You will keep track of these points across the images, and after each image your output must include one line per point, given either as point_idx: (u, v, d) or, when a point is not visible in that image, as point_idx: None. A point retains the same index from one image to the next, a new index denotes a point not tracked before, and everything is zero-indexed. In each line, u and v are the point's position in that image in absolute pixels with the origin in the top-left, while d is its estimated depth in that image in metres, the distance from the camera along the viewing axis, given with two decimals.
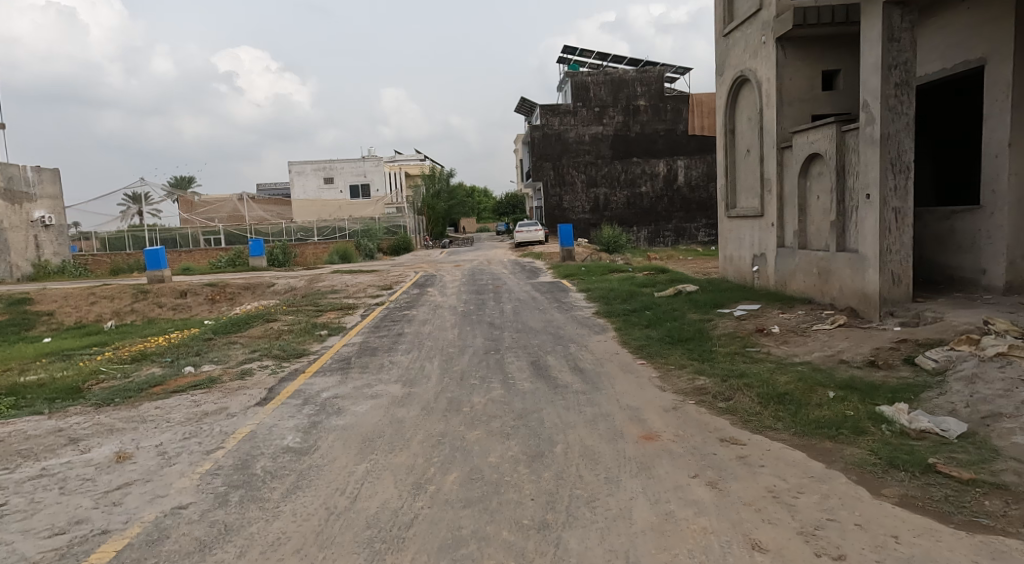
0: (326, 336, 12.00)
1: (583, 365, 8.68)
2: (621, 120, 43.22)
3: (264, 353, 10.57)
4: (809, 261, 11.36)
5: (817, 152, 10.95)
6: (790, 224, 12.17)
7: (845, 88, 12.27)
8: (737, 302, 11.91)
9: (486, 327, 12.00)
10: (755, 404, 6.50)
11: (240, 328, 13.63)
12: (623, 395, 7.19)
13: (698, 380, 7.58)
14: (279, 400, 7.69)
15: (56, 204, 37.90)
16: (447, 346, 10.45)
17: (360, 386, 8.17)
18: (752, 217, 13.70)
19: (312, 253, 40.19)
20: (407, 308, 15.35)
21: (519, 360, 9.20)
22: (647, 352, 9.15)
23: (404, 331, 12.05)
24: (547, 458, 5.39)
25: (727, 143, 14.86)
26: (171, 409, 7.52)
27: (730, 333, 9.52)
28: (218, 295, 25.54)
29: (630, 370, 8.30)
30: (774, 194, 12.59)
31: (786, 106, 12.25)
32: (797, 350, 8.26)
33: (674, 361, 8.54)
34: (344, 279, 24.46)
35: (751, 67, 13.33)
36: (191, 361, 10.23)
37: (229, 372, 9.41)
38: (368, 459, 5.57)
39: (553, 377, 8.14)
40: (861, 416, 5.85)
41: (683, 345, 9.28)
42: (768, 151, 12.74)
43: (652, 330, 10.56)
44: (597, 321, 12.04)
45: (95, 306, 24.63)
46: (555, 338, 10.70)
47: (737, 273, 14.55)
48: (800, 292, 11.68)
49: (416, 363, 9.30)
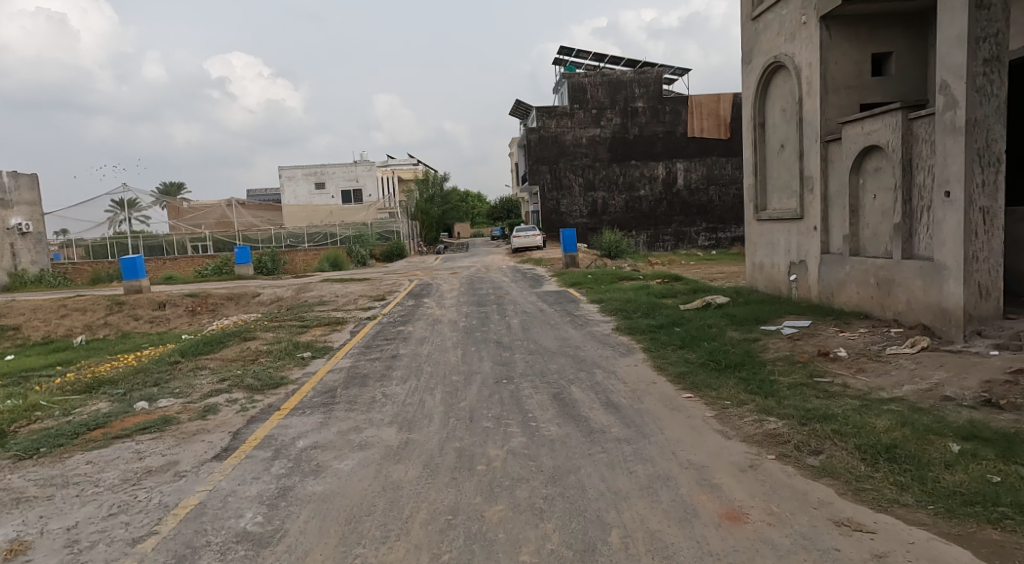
0: (310, 360, 10.42)
1: (617, 401, 7.15)
2: (619, 122, 41.75)
3: (233, 383, 8.97)
4: (864, 270, 9.89)
5: (875, 144, 9.49)
6: (838, 229, 10.71)
7: (898, 72, 10.76)
8: (780, 316, 10.41)
9: (493, 348, 10.45)
10: (859, 462, 4.99)
11: (212, 349, 12.01)
12: (679, 446, 5.67)
13: (768, 424, 6.06)
14: (242, 452, 6.12)
15: (34, 211, 36.22)
16: (450, 373, 8.89)
17: (346, 430, 6.62)
18: (788, 219, 12.23)
19: (302, 261, 38.39)
20: (402, 323, 13.76)
21: (537, 393, 7.65)
22: (692, 382, 7.63)
23: (398, 353, 10.49)
24: (604, 557, 3.89)
25: (757, 139, 13.42)
26: (106, 467, 5.96)
27: (787, 358, 8.01)
28: (199, 306, 23.91)
29: (678, 409, 6.77)
30: (817, 194, 11.12)
31: (830, 94, 10.83)
32: (881, 382, 6.75)
33: (728, 395, 7.02)
34: (334, 289, 22.89)
35: (787, 51, 11.87)
36: (146, 394, 8.63)
37: (188, 410, 7.83)
38: (353, 557, 4.04)
39: (585, 417, 6.61)
40: (1018, 486, 4.36)
41: (734, 374, 7.78)
42: (810, 147, 11.29)
43: (690, 352, 9.04)
44: (619, 339, 10.54)
45: (66, 319, 23.14)
46: (577, 362, 9.16)
47: (770, 282, 13.08)
48: (852, 305, 10.21)
49: (414, 397, 7.75)
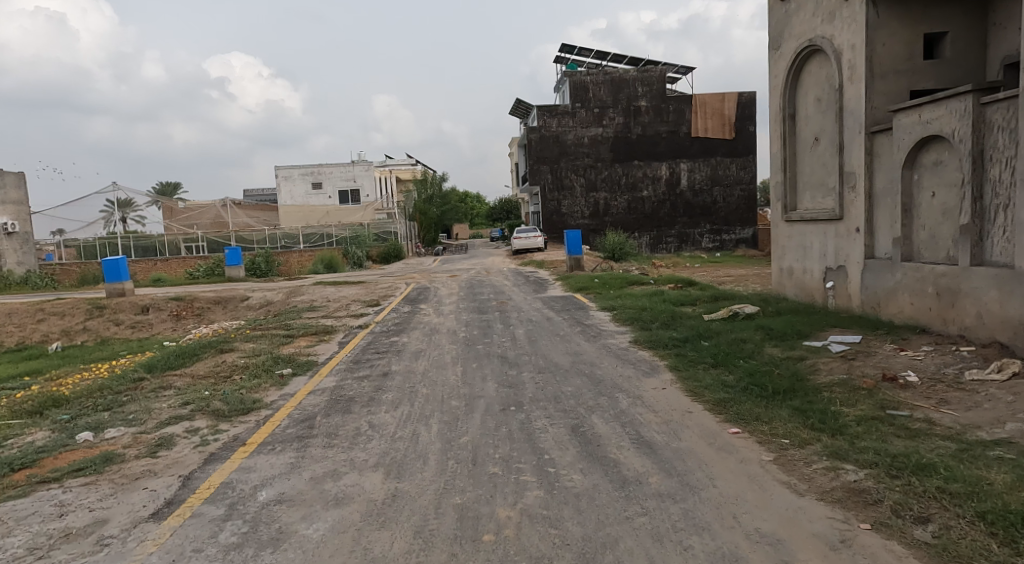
0: (290, 378, 9.19)
1: (650, 437, 5.93)
2: (622, 122, 40.51)
3: (197, 409, 7.71)
4: (920, 278, 8.70)
5: (935, 134, 8.30)
6: (886, 231, 9.51)
7: (953, 56, 9.59)
8: (822, 330, 9.19)
9: (498, 365, 9.24)
10: (989, 540, 3.80)
11: (183, 364, 10.74)
12: (740, 507, 4.47)
13: (845, 475, 4.83)
14: (187, 509, 4.87)
15: (20, 210, 35.10)
16: (448, 398, 7.66)
17: (322, 475, 5.41)
18: (825, 219, 11.03)
19: (296, 262, 37.15)
20: (395, 333, 12.52)
21: (551, 425, 6.43)
22: (736, 413, 6.41)
23: (390, 370, 9.27)
24: None
25: (787, 131, 12.22)
26: (13, 529, 4.74)
27: (846, 383, 6.79)
28: (184, 311, 22.70)
29: (726, 449, 5.54)
30: (861, 192, 9.93)
31: (877, 79, 9.64)
32: (974, 417, 5.56)
33: (784, 432, 5.79)
34: (327, 292, 21.60)
35: (824, 33, 10.68)
36: (92, 422, 7.37)
37: (138, 444, 6.59)
38: None
39: (615, 461, 5.40)
40: None
41: (785, 402, 6.56)
42: (852, 139, 10.10)
43: (726, 372, 7.83)
44: (639, 355, 9.34)
45: (43, 324, 21.94)
46: (594, 383, 7.92)
47: (802, 289, 11.88)
48: (905, 317, 9.01)
49: (406, 429, 6.53)
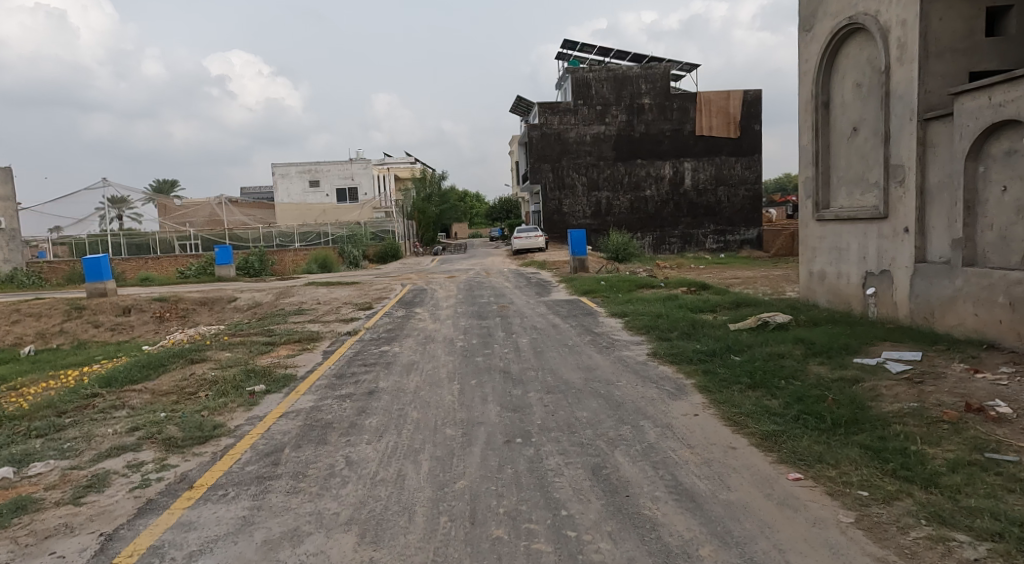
0: (261, 396, 7.99)
1: (691, 485, 4.77)
2: (625, 119, 39.31)
3: (145, 437, 6.52)
4: (987, 286, 7.56)
5: (1009, 119, 7.16)
6: (941, 230, 8.35)
7: (1018, 32, 8.55)
8: (871, 345, 8.01)
9: (500, 382, 8.07)
10: None
11: (145, 378, 9.56)
12: None
13: (962, 551, 3.68)
14: None
15: (6, 207, 33.91)
16: (443, 425, 6.48)
17: (278, 538, 4.24)
18: (865, 218, 9.88)
19: (291, 261, 35.98)
20: (385, 341, 11.32)
21: (566, 466, 5.26)
22: (791, 452, 5.24)
23: (376, 388, 8.09)
24: None
25: (820, 121, 11.06)
26: None
27: (922, 415, 5.61)
28: (167, 312, 21.47)
29: (790, 505, 4.37)
30: (910, 187, 8.78)
31: (932, 59, 8.49)
32: None
33: (861, 481, 4.62)
34: (317, 294, 20.41)
35: (868, 10, 9.52)
36: (17, 453, 6.20)
37: (63, 485, 5.41)
38: None
39: (653, 521, 4.23)
40: None
41: (850, 438, 5.38)
42: (900, 127, 8.96)
43: (770, 397, 6.65)
44: (660, 371, 8.15)
45: (19, 326, 20.82)
46: (613, 407, 6.75)
47: (836, 295, 10.74)
48: (966, 330, 7.87)
49: (390, 469, 5.36)
